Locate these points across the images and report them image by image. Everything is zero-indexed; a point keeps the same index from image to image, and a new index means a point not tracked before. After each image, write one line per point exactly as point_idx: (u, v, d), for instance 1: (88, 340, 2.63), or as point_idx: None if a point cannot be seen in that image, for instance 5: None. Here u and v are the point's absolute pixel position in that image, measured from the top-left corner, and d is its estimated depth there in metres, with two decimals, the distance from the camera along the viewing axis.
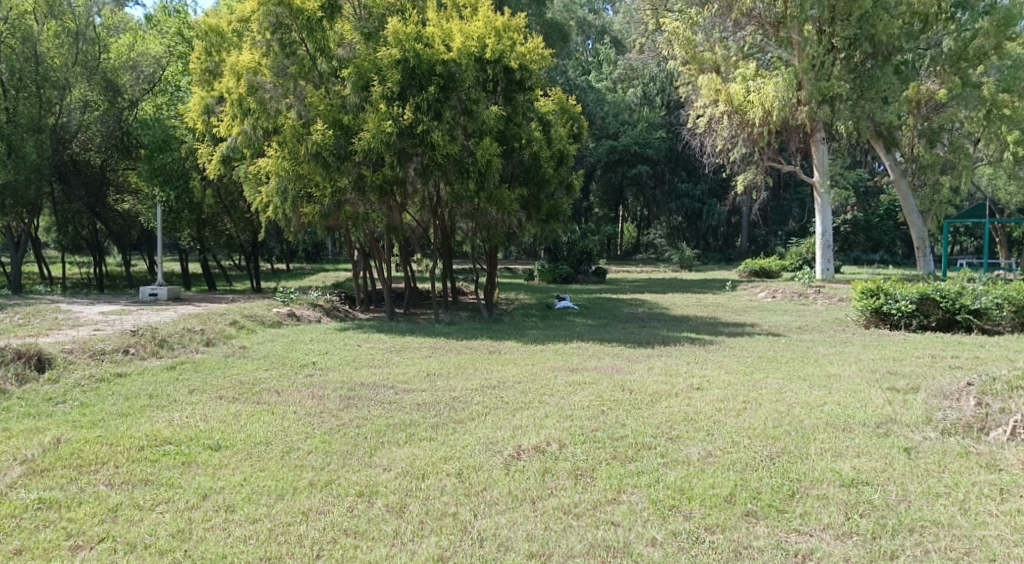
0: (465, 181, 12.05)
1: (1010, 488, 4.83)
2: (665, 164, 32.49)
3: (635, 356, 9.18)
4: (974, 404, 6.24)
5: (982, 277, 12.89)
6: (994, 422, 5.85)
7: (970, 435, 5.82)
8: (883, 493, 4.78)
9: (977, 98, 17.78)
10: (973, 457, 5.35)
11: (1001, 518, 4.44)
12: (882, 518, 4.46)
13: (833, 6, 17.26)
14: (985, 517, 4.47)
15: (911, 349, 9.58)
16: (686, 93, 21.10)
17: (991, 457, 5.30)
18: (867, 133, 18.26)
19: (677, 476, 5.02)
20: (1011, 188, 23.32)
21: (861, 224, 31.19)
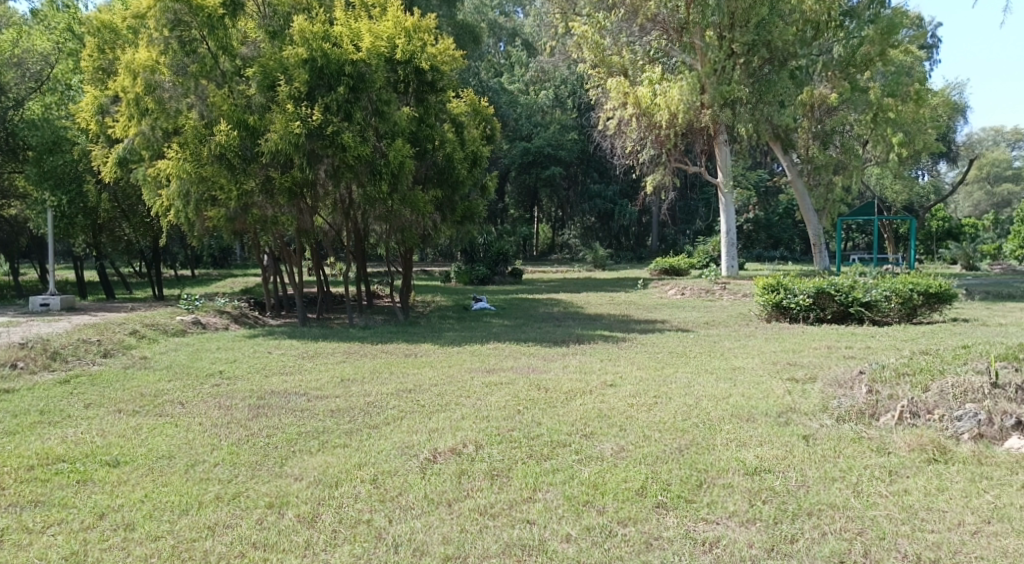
0: (378, 184, 11.87)
1: (897, 470, 5.10)
2: (577, 165, 32.90)
3: (549, 355, 9.29)
4: (865, 391, 6.56)
5: (872, 270, 13.55)
6: (883, 408, 6.19)
7: (861, 420, 6.12)
8: (784, 480, 4.96)
9: (864, 102, 18.70)
10: (865, 442, 5.62)
11: (890, 498, 4.68)
12: (783, 503, 4.63)
13: (732, 13, 17.86)
14: (876, 498, 4.69)
15: (809, 341, 9.98)
16: (596, 95, 21.39)
17: (880, 441, 5.59)
18: (766, 135, 18.91)
19: (591, 472, 5.10)
20: (896, 187, 24.63)
21: (763, 223, 32.30)
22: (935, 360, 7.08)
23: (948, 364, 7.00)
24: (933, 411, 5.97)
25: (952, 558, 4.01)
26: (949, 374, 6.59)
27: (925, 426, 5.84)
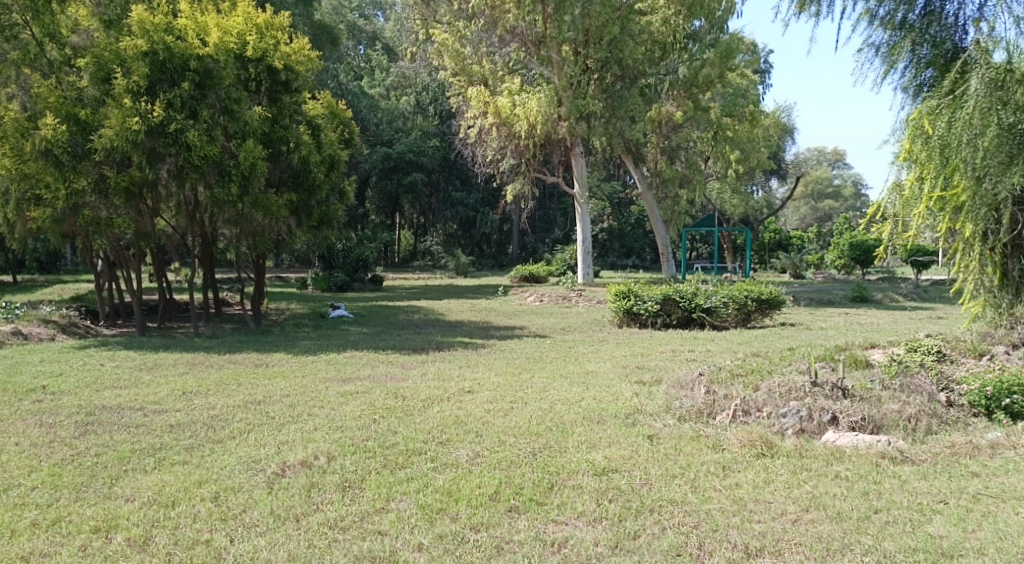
0: (226, 185, 11.42)
1: (731, 465, 5.40)
2: (439, 172, 32.86)
3: (408, 362, 9.23)
4: (704, 392, 6.92)
5: (712, 277, 14.32)
6: (720, 407, 6.56)
7: (700, 420, 6.44)
8: (629, 479, 5.15)
9: (706, 121, 19.66)
10: (703, 439, 5.91)
11: (724, 492, 4.95)
12: (628, 501, 4.80)
13: (586, 30, 18.49)
14: (711, 493, 4.95)
15: (656, 345, 10.41)
16: (457, 103, 21.50)
17: (716, 439, 5.90)
18: (619, 148, 19.60)
19: (445, 479, 5.10)
20: (736, 201, 26.15)
21: (616, 232, 33.43)
22: (765, 364, 7.60)
23: (776, 366, 7.60)
24: (763, 408, 6.36)
25: (777, 545, 4.28)
26: (775, 374, 7.17)
27: (756, 423, 6.25)
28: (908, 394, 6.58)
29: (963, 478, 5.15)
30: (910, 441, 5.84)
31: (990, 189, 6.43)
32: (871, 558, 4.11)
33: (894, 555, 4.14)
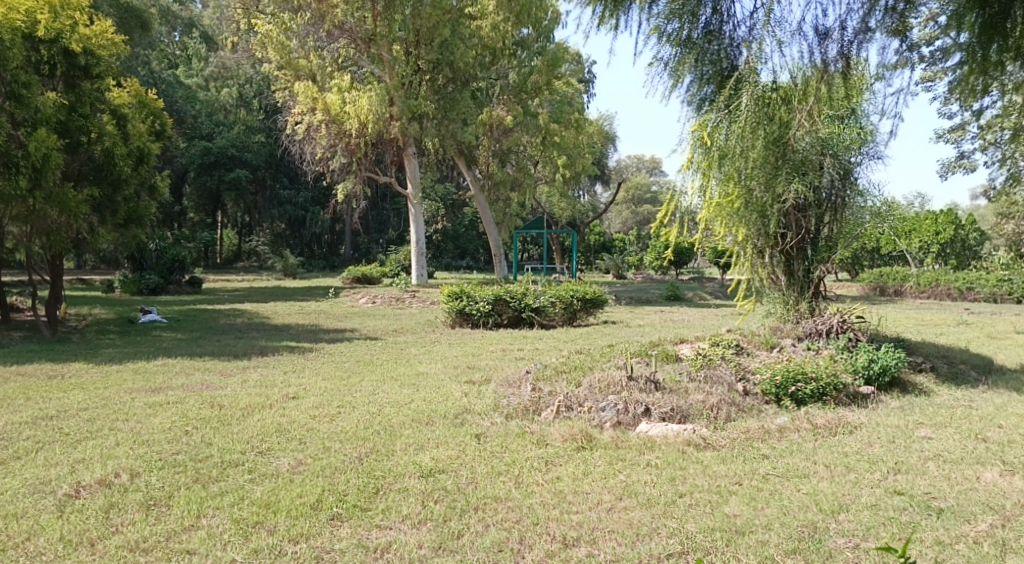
0: (13, 178, 10.52)
1: (553, 459, 5.56)
2: (265, 169, 31.64)
3: (228, 369, 8.82)
4: (530, 390, 7.11)
5: (541, 277, 14.72)
6: (545, 403, 6.76)
7: (526, 416, 6.59)
8: (455, 478, 5.17)
9: (534, 126, 20.19)
10: (527, 436, 6.05)
11: (546, 486, 5.08)
12: (453, 501, 4.83)
13: (417, 30, 18.47)
14: (534, 488, 5.06)
15: (487, 345, 10.54)
16: (282, 98, 20.81)
17: (540, 435, 6.06)
18: (451, 150, 19.70)
19: (263, 490, 4.92)
20: (565, 204, 26.95)
21: (449, 233, 33.53)
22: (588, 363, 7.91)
23: (597, 362, 8.02)
24: (584, 404, 6.67)
25: (591, 535, 4.44)
26: (595, 371, 7.61)
27: (578, 417, 6.51)
28: (709, 385, 7.18)
29: (756, 460, 5.59)
30: (712, 427, 6.32)
31: (757, 199, 8.39)
32: (675, 540, 4.35)
33: (695, 535, 4.40)
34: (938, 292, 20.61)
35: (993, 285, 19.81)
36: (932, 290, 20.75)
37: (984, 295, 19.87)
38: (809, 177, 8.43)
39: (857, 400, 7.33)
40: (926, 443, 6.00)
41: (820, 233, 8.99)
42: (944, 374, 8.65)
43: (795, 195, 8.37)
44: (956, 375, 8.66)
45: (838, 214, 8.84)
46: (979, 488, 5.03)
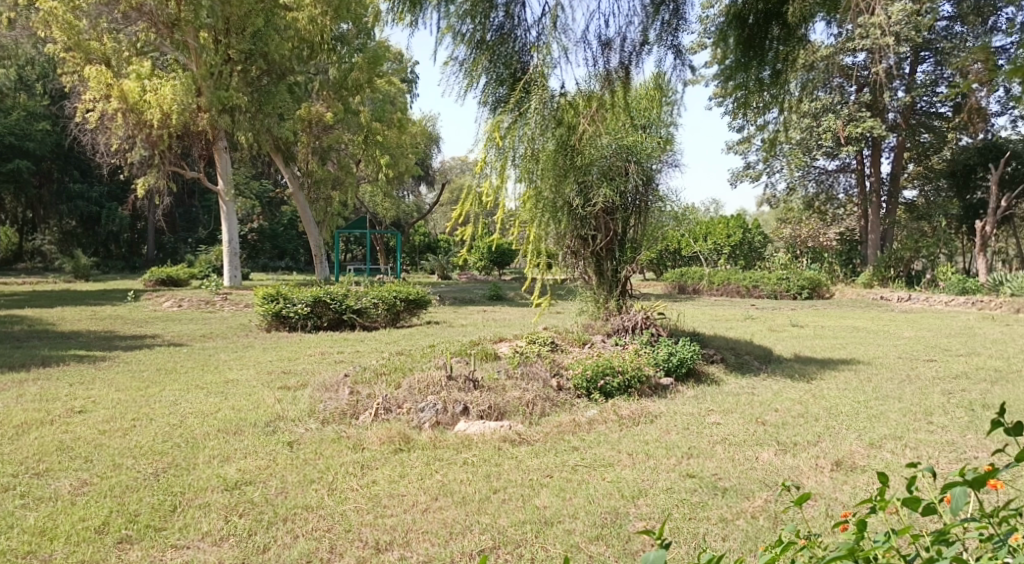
0: None
1: (369, 463, 5.49)
2: (52, 161, 29.00)
3: (2, 382, 8.01)
4: (348, 393, 7.00)
5: (364, 278, 14.52)
6: (362, 406, 6.68)
7: (344, 420, 6.48)
8: (263, 490, 4.99)
9: (356, 124, 19.75)
10: (343, 441, 5.94)
11: (360, 491, 5.00)
12: (260, 514, 4.65)
13: (227, 18, 17.56)
14: (347, 494, 4.97)
15: (303, 349, 10.25)
16: (71, 83, 19.15)
17: (356, 439, 5.97)
18: (266, 146, 18.99)
19: (38, 517, 4.53)
20: (386, 204, 26.71)
21: (266, 233, 32.10)
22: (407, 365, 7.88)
23: (416, 362, 8.06)
24: (402, 405, 6.65)
25: (405, 537, 4.42)
26: (414, 371, 7.63)
27: (396, 419, 6.49)
28: (526, 381, 7.42)
29: (566, 452, 5.82)
30: (526, 423, 6.52)
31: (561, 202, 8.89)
32: (487, 536, 4.41)
33: (506, 530, 4.49)
34: (730, 289, 22.26)
35: (774, 283, 21.58)
36: (724, 288, 22.37)
37: (766, 293, 21.58)
38: (617, 182, 9.06)
39: (658, 391, 7.84)
40: (715, 429, 6.48)
41: (627, 234, 9.61)
42: (732, 365, 9.36)
43: (603, 200, 8.97)
44: (742, 365, 9.40)
45: (642, 216, 9.51)
46: (758, 467, 5.48)
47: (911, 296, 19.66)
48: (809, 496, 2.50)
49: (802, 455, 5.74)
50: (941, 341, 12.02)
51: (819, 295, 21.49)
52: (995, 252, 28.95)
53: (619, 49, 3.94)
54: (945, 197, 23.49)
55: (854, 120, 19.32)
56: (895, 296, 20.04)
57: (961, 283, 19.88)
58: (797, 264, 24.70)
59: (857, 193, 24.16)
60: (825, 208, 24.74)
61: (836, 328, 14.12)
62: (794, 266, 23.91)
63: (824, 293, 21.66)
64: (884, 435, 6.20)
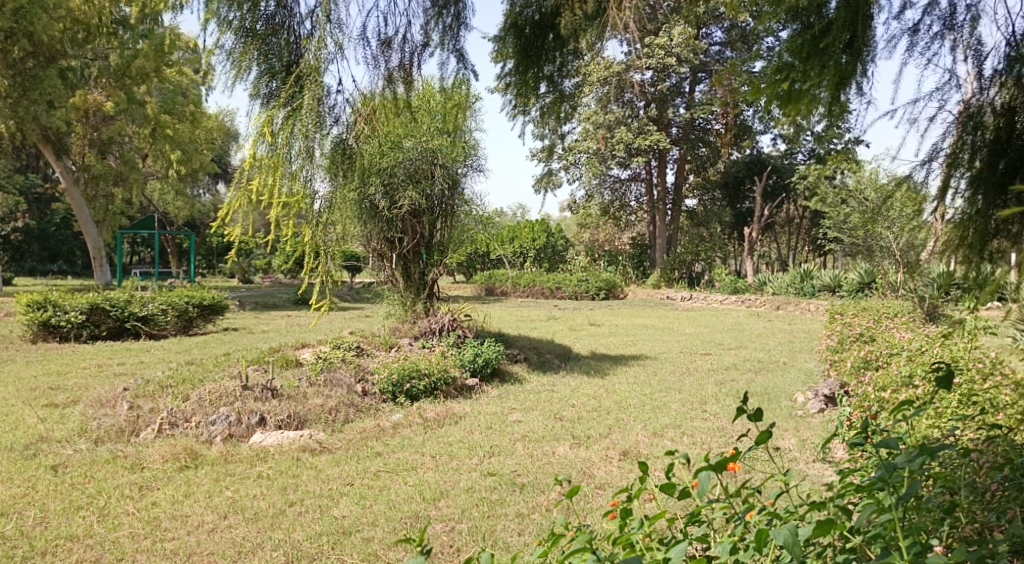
0: None
1: (148, 483, 5.15)
2: None
3: None
4: (126, 409, 6.54)
5: (153, 284, 13.57)
6: (143, 423, 6.26)
7: (121, 439, 6.04)
8: (19, 521, 4.55)
9: (141, 115, 18.32)
10: (119, 461, 5.53)
11: (136, 515, 4.67)
12: (14, 549, 4.24)
13: None
14: (122, 519, 4.62)
15: (78, 361, 9.41)
16: None
17: (135, 458, 5.57)
18: (34, 136, 17.25)
19: None
20: (177, 204, 25.10)
21: (37, 233, 29.06)
22: (195, 377, 7.50)
23: (207, 373, 7.67)
24: (190, 419, 6.31)
25: (187, 561, 4.17)
26: (204, 383, 7.23)
27: (183, 434, 6.13)
28: (329, 388, 7.22)
29: (368, 458, 5.74)
30: (327, 430, 6.38)
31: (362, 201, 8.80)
32: (279, 552, 4.25)
33: (300, 544, 4.35)
34: (534, 291, 22.98)
35: (574, 285, 22.48)
36: (529, 290, 23.05)
37: (568, 294, 22.43)
38: (423, 185, 9.00)
39: (463, 392, 7.92)
40: (516, 426, 6.63)
41: (434, 237, 9.62)
42: (534, 364, 9.63)
43: (409, 201, 8.91)
44: (543, 364, 9.70)
45: (448, 220, 9.57)
46: (554, 461, 5.65)
47: (692, 295, 21.18)
48: (580, 488, 2.57)
49: (595, 447, 5.99)
50: (716, 337, 13.04)
51: (615, 296, 22.69)
52: (762, 255, 31.83)
53: (399, 48, 4.02)
54: (722, 204, 25.58)
55: (643, 134, 20.70)
56: (680, 295, 21.50)
57: (734, 283, 21.66)
58: (595, 266, 25.87)
59: (647, 201, 25.83)
60: (619, 214, 26.12)
61: (627, 325, 14.92)
62: (593, 268, 25.03)
63: (618, 294, 22.88)
64: (665, 425, 6.61)
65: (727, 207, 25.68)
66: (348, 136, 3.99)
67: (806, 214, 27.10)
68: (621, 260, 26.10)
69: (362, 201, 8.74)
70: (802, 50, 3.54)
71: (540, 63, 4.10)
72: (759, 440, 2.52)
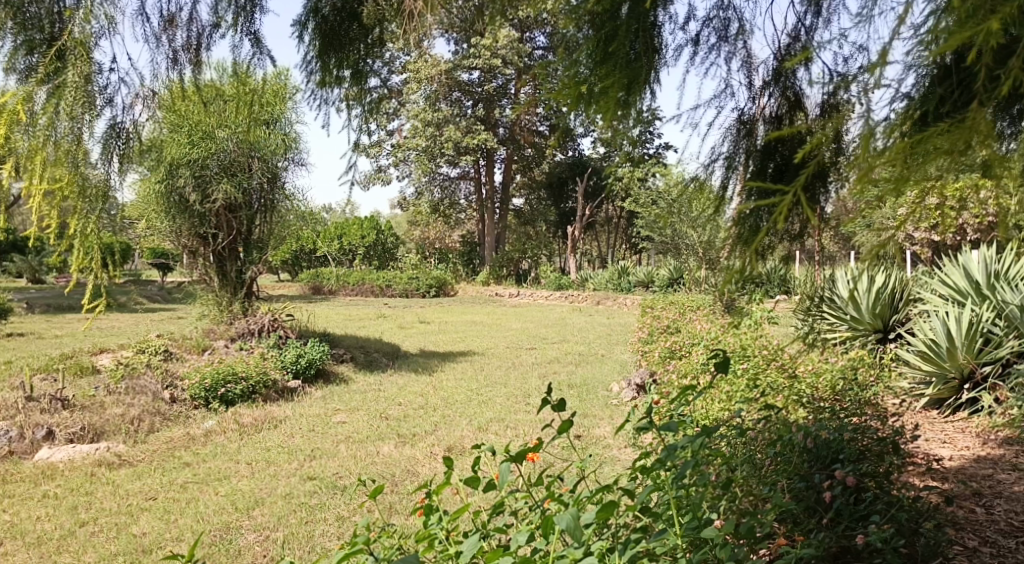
0: None
1: None
2: None
3: None
4: None
5: None
6: None
7: None
8: None
9: None
10: None
11: None
12: None
13: None
14: None
15: None
16: None
17: None
18: None
19: None
20: None
21: None
22: None
23: None
24: None
25: None
26: None
27: None
28: (131, 396, 6.69)
29: (175, 470, 5.42)
30: (129, 442, 5.97)
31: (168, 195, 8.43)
32: None
33: None
34: (364, 289, 22.34)
35: (405, 283, 22.28)
36: (359, 288, 22.38)
37: (398, 292, 22.16)
38: (239, 178, 8.65)
39: (284, 395, 7.64)
40: (339, 428, 6.48)
41: (253, 233, 9.25)
42: (361, 363, 9.46)
43: (223, 195, 8.51)
44: (370, 363, 9.54)
45: (268, 215, 9.27)
46: (377, 461, 5.57)
47: (519, 292, 21.58)
48: (383, 486, 2.53)
49: (419, 445, 5.96)
50: (541, 332, 13.36)
51: (445, 294, 22.87)
52: (585, 253, 32.99)
53: (186, 27, 3.50)
54: (547, 204, 26.40)
55: (470, 134, 21.19)
56: (507, 292, 21.87)
57: (558, 280, 22.35)
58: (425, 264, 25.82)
59: (476, 199, 26.19)
60: (450, 212, 26.25)
61: (456, 323, 15.01)
62: (423, 265, 24.88)
63: (449, 291, 22.97)
64: (490, 419, 6.68)
65: (552, 207, 26.53)
66: (129, 119, 3.40)
67: (623, 214, 28.44)
68: (451, 258, 26.06)
69: (169, 195, 8.41)
70: (596, 50, 3.10)
71: (344, 47, 3.69)
72: (560, 429, 2.58)
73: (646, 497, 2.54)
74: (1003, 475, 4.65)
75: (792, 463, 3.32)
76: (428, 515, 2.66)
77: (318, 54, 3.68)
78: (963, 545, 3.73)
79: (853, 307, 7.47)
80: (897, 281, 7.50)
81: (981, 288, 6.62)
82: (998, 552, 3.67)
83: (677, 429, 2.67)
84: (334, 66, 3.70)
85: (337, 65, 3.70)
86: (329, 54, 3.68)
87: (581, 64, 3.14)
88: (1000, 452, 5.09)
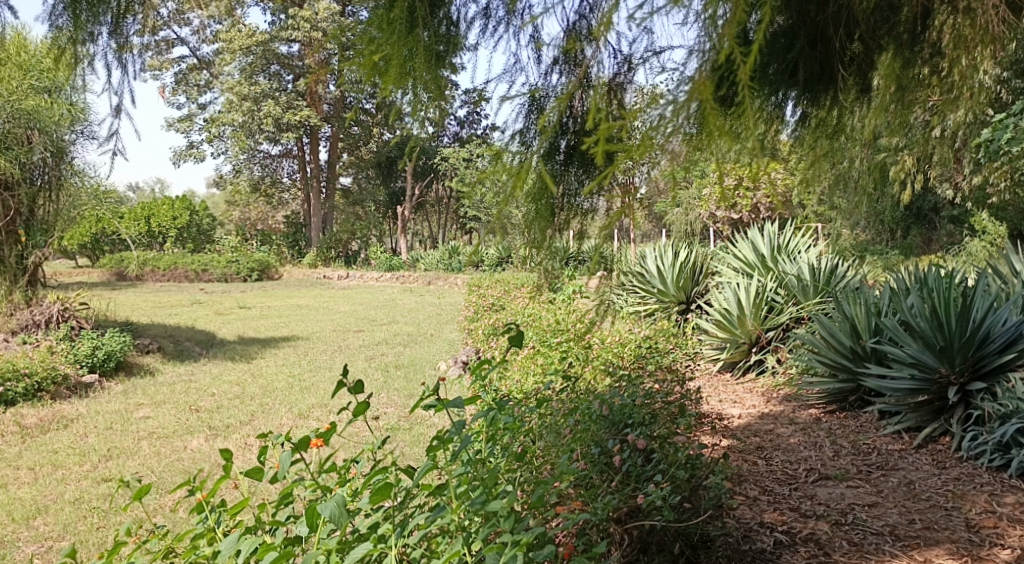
0: None
1: None
2: None
3: None
4: None
5: None
6: None
7: None
8: None
9: None
10: None
11: None
12: None
13: None
14: None
15: None
16: None
17: None
18: None
19: None
20: None
21: None
22: None
23: None
24: None
25: None
26: None
27: None
28: None
29: None
30: None
31: None
32: None
33: None
34: (177, 274, 20.84)
35: (223, 266, 21.16)
36: (171, 273, 20.82)
37: (216, 276, 21.04)
38: (15, 152, 7.82)
39: (77, 391, 7.05)
40: (142, 423, 6.08)
41: (35, 214, 8.47)
42: (170, 353, 8.90)
43: None
44: (181, 353, 9.00)
45: (55, 193, 8.48)
46: (184, 456, 5.27)
47: (348, 274, 21.09)
48: (149, 487, 2.40)
49: (233, 437, 5.70)
50: (369, 313, 13.19)
51: (269, 276, 21.90)
52: (415, 234, 32.74)
53: None
54: (376, 183, 26.04)
55: (291, 110, 20.55)
56: (335, 274, 21.34)
57: (388, 261, 22.15)
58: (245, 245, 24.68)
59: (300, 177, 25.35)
60: (271, 191, 25.25)
61: (280, 306, 14.51)
62: (245, 244, 23.76)
63: (273, 274, 22.07)
64: (311, 405, 6.50)
65: (380, 186, 26.19)
66: None
67: (451, 194, 28.54)
68: (275, 240, 24.50)
69: None
70: (383, 19, 3.01)
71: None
72: (354, 412, 2.54)
73: (427, 475, 2.54)
74: (782, 429, 5.10)
75: (588, 430, 3.44)
76: (199, 512, 2.55)
77: (66, 5, 3.09)
78: (745, 495, 4.07)
79: (659, 280, 7.86)
80: (697, 256, 7.98)
81: (766, 261, 7.19)
82: (773, 499, 4.03)
83: (464, 407, 2.66)
84: (88, 21, 3.12)
85: (90, 20, 3.12)
86: (80, 6, 3.09)
87: (371, 31, 3.04)
88: (781, 408, 5.59)
